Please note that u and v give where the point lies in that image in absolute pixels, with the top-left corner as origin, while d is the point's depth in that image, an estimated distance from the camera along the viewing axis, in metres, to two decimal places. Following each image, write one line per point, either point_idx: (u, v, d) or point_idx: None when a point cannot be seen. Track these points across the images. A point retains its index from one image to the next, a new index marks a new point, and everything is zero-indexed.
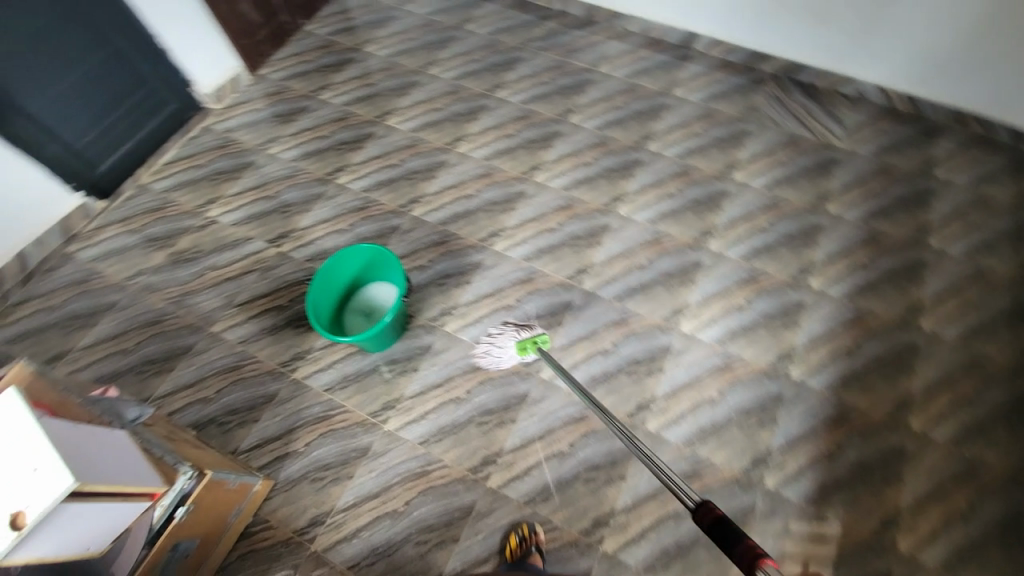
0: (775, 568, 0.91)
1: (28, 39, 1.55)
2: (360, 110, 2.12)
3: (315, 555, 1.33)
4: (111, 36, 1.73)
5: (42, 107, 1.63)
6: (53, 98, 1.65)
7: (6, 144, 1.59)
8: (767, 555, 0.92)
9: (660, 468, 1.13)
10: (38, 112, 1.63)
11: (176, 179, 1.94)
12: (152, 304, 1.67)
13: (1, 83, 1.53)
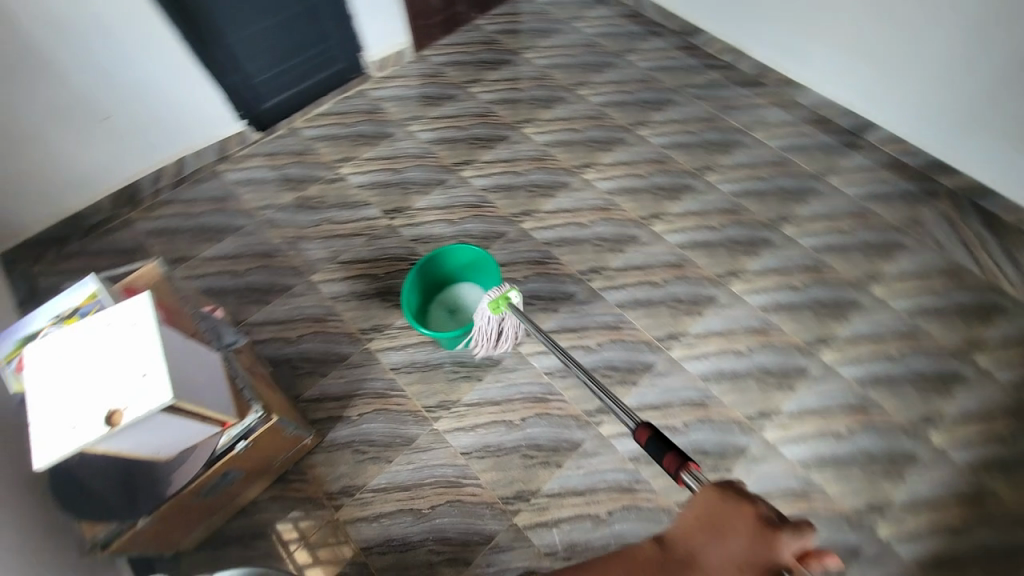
0: (699, 472, 0.97)
1: None
2: (501, 112, 2.16)
3: (334, 524, 1.35)
4: None
5: (238, 41, 1.79)
6: (249, 35, 1.80)
7: (197, 63, 1.76)
8: (693, 461, 0.98)
9: (607, 395, 1.18)
10: (234, 45, 1.79)
11: (323, 131, 2.08)
12: (270, 239, 1.80)
13: (214, 13, 1.69)
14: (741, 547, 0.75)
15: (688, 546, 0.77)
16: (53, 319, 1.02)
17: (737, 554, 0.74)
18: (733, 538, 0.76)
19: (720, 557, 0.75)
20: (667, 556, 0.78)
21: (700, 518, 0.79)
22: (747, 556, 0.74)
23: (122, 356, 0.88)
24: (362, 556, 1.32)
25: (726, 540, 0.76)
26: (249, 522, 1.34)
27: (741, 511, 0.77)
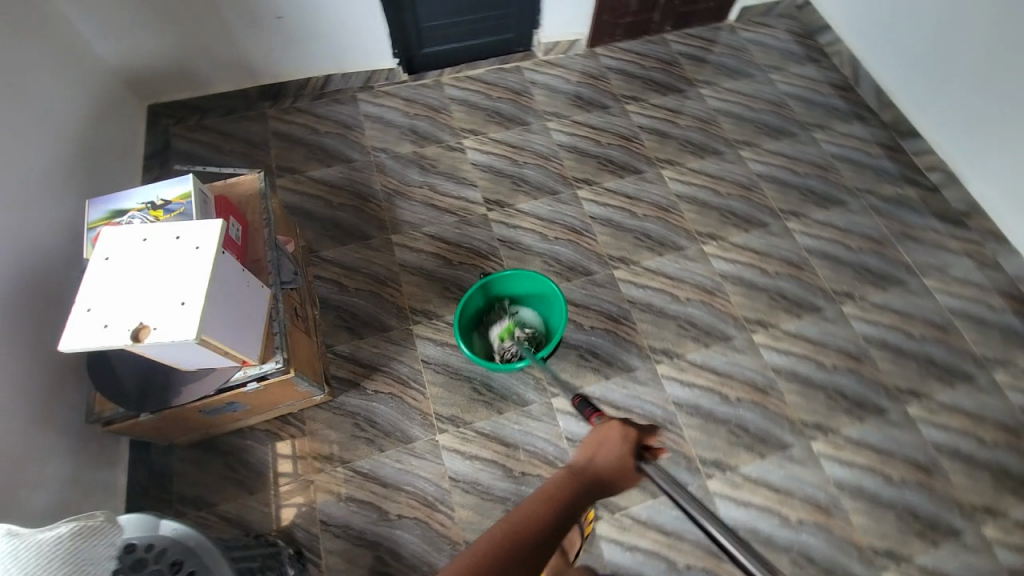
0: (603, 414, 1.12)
1: None
2: (646, 142, 1.96)
3: (307, 484, 1.35)
4: None
5: None
6: None
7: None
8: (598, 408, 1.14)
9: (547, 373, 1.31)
10: None
11: (465, 95, 2.02)
12: (372, 183, 1.80)
13: None
14: (623, 440, 0.87)
15: (590, 462, 0.84)
16: (143, 205, 1.06)
17: (619, 449, 0.86)
18: (615, 447, 0.87)
19: (611, 460, 0.85)
20: (576, 473, 0.82)
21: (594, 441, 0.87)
22: (627, 449, 0.87)
23: (173, 276, 0.89)
24: (318, 528, 1.30)
25: (612, 443, 0.87)
26: (238, 444, 1.38)
27: (617, 425, 0.89)
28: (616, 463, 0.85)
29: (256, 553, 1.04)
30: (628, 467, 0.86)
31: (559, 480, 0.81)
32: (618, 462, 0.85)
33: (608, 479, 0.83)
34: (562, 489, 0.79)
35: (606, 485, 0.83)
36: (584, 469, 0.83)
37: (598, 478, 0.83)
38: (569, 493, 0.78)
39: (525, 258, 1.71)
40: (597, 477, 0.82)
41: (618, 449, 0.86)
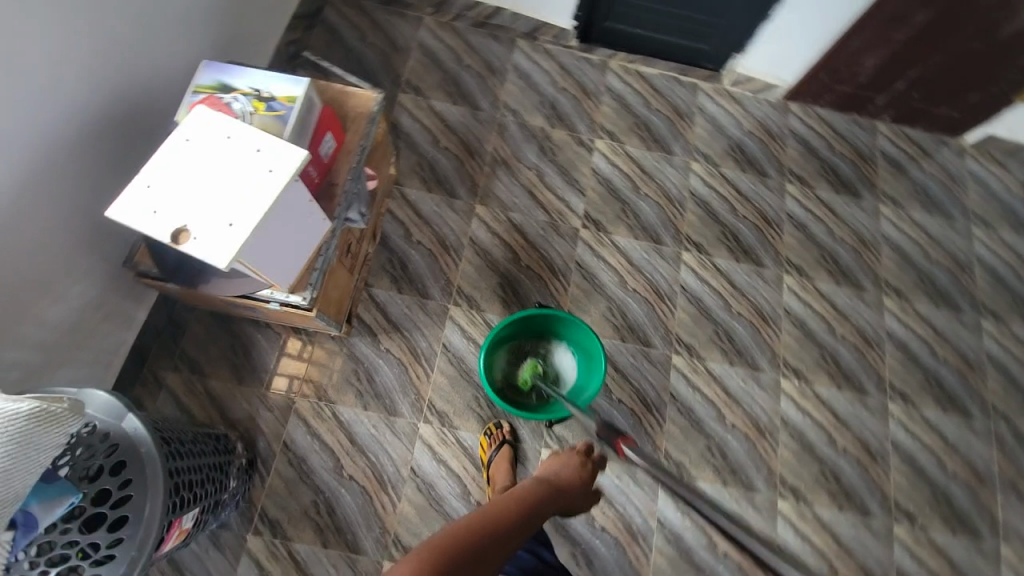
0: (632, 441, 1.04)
1: None
2: (786, 234, 1.69)
3: (287, 404, 1.36)
4: None
5: None
6: None
7: None
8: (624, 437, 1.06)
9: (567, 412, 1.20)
10: None
11: (625, 92, 1.79)
12: (485, 142, 1.67)
13: None
14: (582, 462, 1.01)
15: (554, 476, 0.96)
16: (250, 91, 1.01)
17: (575, 467, 1.00)
18: (572, 467, 1.00)
19: (569, 476, 0.98)
20: (545, 484, 0.93)
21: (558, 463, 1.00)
22: (582, 469, 1.01)
23: (234, 194, 0.84)
24: (278, 448, 1.33)
25: (570, 463, 1.00)
26: (248, 334, 1.40)
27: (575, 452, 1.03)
28: (576, 480, 0.98)
29: (205, 464, 1.02)
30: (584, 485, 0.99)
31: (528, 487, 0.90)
32: (577, 482, 0.98)
33: (565, 491, 0.95)
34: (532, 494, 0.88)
35: (565, 501, 0.95)
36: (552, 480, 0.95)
37: (562, 489, 0.94)
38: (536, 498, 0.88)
39: (593, 294, 1.55)
40: (559, 488, 0.94)
41: (578, 466, 1.00)
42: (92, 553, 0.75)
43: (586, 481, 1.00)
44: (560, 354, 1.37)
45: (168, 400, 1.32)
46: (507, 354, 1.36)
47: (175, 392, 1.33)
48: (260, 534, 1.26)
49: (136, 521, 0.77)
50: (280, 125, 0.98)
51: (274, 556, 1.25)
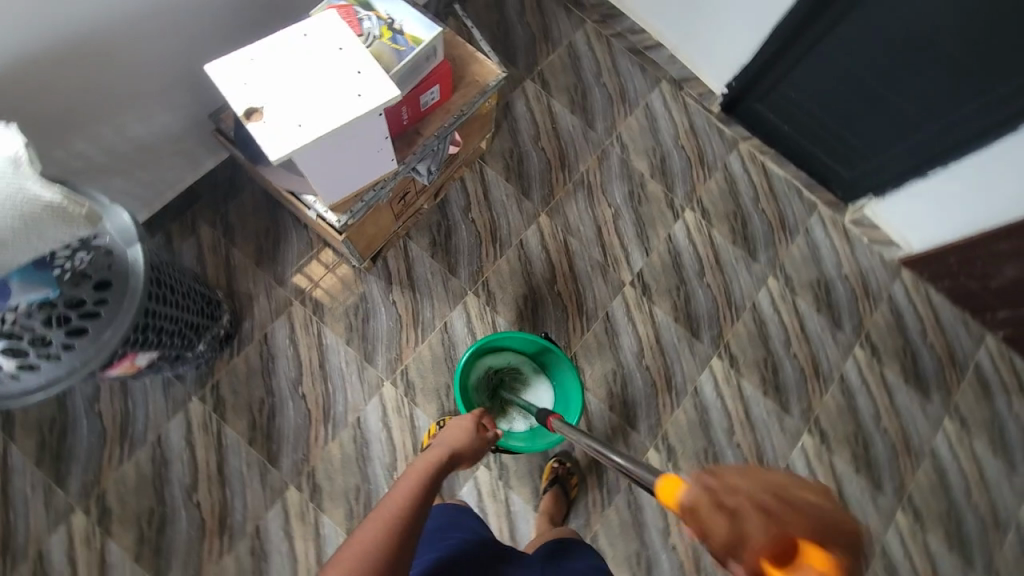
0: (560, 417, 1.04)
1: (894, 51, 1.30)
2: (828, 394, 1.56)
3: (286, 302, 1.40)
4: (922, 125, 1.40)
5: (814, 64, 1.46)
6: (827, 71, 1.45)
7: (764, 34, 1.48)
8: (554, 414, 1.06)
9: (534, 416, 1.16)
10: (807, 63, 1.47)
11: (740, 179, 1.70)
12: (582, 160, 1.64)
13: (841, 32, 1.35)
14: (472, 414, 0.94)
15: (448, 444, 0.85)
16: (385, 17, 1.03)
17: (464, 423, 0.91)
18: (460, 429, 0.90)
19: (464, 439, 0.88)
20: (442, 456, 0.81)
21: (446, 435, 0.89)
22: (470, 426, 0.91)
23: (317, 102, 0.86)
24: (258, 336, 1.37)
25: (456, 428, 0.90)
26: (287, 226, 1.45)
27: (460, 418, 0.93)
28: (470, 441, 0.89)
29: (183, 319, 1.07)
30: (481, 442, 0.90)
31: (421, 463, 0.78)
32: (473, 443, 0.88)
33: (463, 455, 0.86)
34: (430, 471, 0.76)
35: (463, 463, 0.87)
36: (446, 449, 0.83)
37: (457, 456, 0.84)
38: (433, 472, 0.76)
39: (606, 350, 1.49)
40: (457, 453, 0.85)
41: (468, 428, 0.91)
42: (44, 345, 0.79)
43: (480, 436, 0.91)
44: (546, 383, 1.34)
45: (193, 247, 1.39)
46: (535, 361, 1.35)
47: (202, 244, 1.40)
48: (204, 401, 1.31)
49: (93, 338, 0.81)
50: (394, 59, 1.00)
51: (205, 426, 1.29)
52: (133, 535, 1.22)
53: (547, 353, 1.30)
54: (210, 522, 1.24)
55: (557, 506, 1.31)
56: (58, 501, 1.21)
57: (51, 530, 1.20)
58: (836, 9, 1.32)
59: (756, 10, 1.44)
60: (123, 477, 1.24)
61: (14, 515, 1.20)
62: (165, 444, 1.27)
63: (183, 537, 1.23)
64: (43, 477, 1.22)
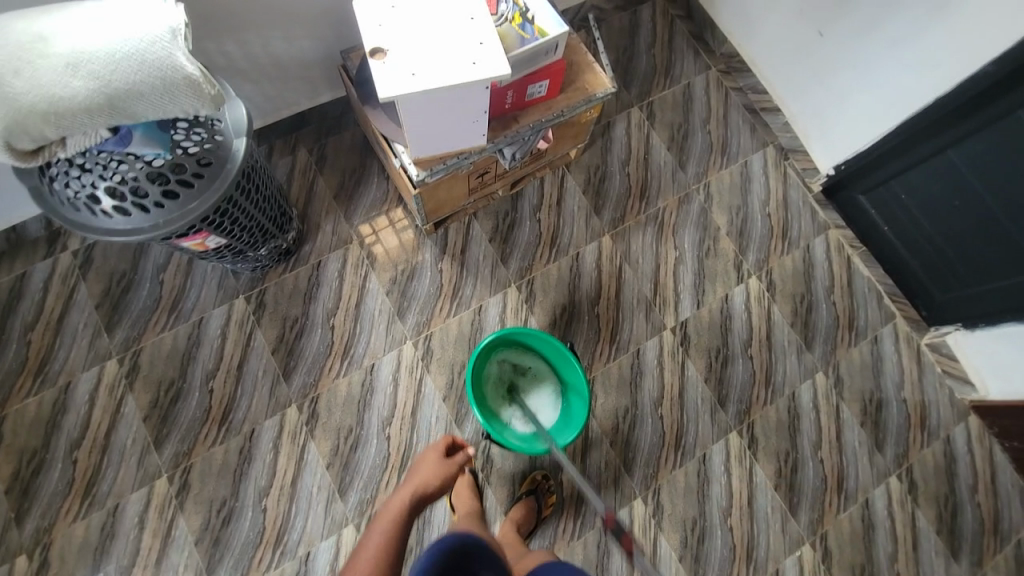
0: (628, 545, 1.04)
1: None
2: (845, 513, 1.44)
3: (346, 239, 1.48)
4: None
5: (934, 171, 1.37)
6: (947, 181, 1.36)
7: (889, 126, 1.41)
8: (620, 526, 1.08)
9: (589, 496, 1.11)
10: (926, 168, 1.38)
11: (818, 265, 1.62)
12: (663, 196, 1.62)
13: (975, 146, 1.27)
14: (442, 445, 1.11)
15: (421, 483, 1.03)
16: (520, 4, 1.09)
17: (434, 459, 1.08)
18: (430, 464, 1.07)
19: (433, 473, 1.05)
20: (414, 493, 1.01)
21: (423, 470, 1.06)
22: (441, 459, 1.08)
23: (431, 58, 0.92)
24: (312, 261, 1.46)
25: (429, 464, 1.07)
26: (371, 172, 1.53)
27: (431, 454, 1.09)
28: (443, 471, 1.06)
29: (255, 220, 1.16)
30: (454, 470, 1.07)
31: (396, 505, 0.97)
32: (446, 475, 1.05)
33: (435, 487, 1.03)
34: (400, 512, 0.95)
35: (441, 492, 1.06)
36: (417, 487, 1.02)
37: (430, 488, 1.02)
38: (404, 513, 0.95)
39: (626, 385, 1.46)
40: (432, 488, 1.03)
41: (440, 462, 1.08)
42: (139, 196, 0.89)
43: (451, 465, 1.07)
44: (545, 409, 1.33)
45: (286, 165, 1.51)
46: (557, 391, 1.34)
47: (295, 164, 1.51)
48: (247, 302, 1.41)
49: (181, 204, 0.91)
50: (516, 44, 1.05)
51: (240, 324, 1.39)
52: (149, 397, 1.32)
53: (575, 396, 1.30)
54: (215, 411, 1.33)
55: (527, 514, 1.28)
56: (101, 344, 1.34)
57: (86, 367, 1.33)
58: (977, 119, 1.24)
59: (889, 100, 1.39)
60: (159, 343, 1.36)
61: (63, 342, 1.34)
62: (203, 327, 1.38)
63: (188, 415, 1.32)
64: (97, 320, 1.36)
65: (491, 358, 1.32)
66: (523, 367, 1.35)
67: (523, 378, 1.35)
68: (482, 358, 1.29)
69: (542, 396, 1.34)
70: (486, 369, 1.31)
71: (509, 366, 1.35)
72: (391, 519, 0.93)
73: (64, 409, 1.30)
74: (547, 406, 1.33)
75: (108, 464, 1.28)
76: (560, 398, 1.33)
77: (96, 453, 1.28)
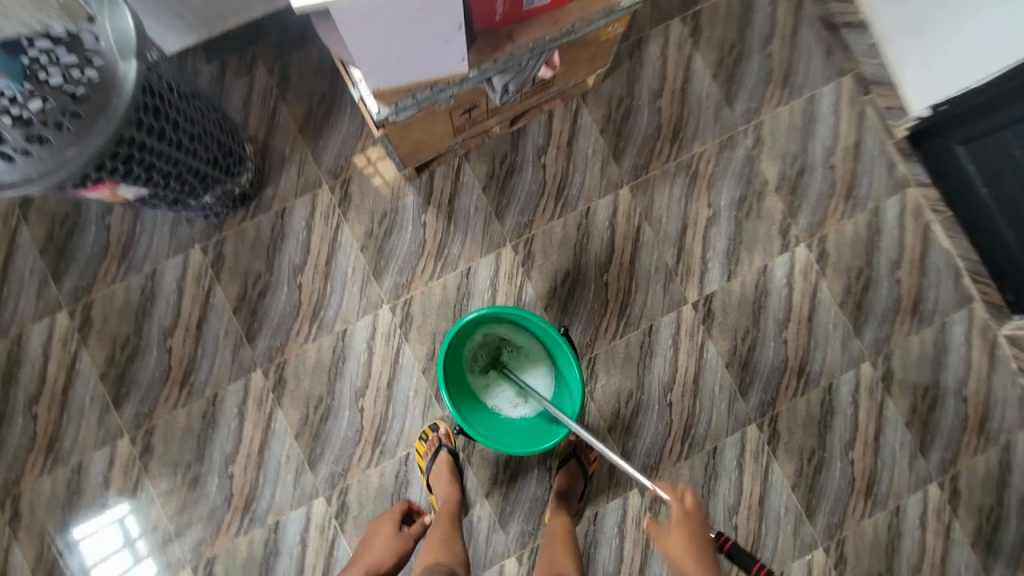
0: None
1: None
2: (870, 519, 1.27)
3: (315, 182, 1.26)
4: None
5: None
6: None
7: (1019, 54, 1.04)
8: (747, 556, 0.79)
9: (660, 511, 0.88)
10: None
11: (886, 232, 1.32)
12: (701, 139, 1.31)
13: None
14: (396, 517, 1.12)
15: (372, 559, 1.03)
16: None
17: (386, 531, 1.09)
18: (383, 537, 1.08)
19: (385, 546, 1.06)
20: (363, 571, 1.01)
21: (376, 544, 1.07)
22: (394, 532, 1.09)
23: None
24: (276, 208, 1.26)
25: (383, 537, 1.08)
26: (343, 100, 1.27)
27: (385, 528, 1.10)
28: (396, 545, 1.06)
29: (183, 163, 0.95)
30: (406, 544, 1.07)
31: None
32: (399, 549, 1.06)
33: (385, 564, 1.02)
34: None
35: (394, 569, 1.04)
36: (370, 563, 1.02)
37: (381, 565, 1.02)
38: None
39: (632, 366, 1.27)
40: (381, 564, 1.02)
41: (393, 535, 1.08)
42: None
43: (405, 539, 1.08)
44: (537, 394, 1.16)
45: (244, 89, 1.26)
46: (550, 380, 1.15)
47: (254, 88, 1.26)
48: (205, 253, 1.24)
49: (53, 150, 0.71)
50: None
51: (197, 278, 1.24)
52: (104, 353, 1.22)
53: (568, 393, 1.11)
54: (175, 372, 1.22)
55: (572, 482, 1.19)
56: (50, 294, 1.22)
57: (37, 319, 1.22)
58: None
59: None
60: (111, 296, 1.23)
61: (10, 290, 1.22)
62: (157, 279, 1.23)
63: (146, 375, 1.22)
64: (43, 267, 1.23)
65: (475, 336, 1.15)
66: (515, 345, 1.17)
67: (514, 357, 1.18)
68: (461, 339, 1.12)
69: (533, 380, 1.16)
70: (469, 347, 1.15)
71: (499, 344, 1.17)
72: None
73: (17, 362, 1.21)
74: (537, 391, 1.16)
75: (68, 422, 1.21)
76: (553, 387, 1.15)
77: (54, 409, 1.21)
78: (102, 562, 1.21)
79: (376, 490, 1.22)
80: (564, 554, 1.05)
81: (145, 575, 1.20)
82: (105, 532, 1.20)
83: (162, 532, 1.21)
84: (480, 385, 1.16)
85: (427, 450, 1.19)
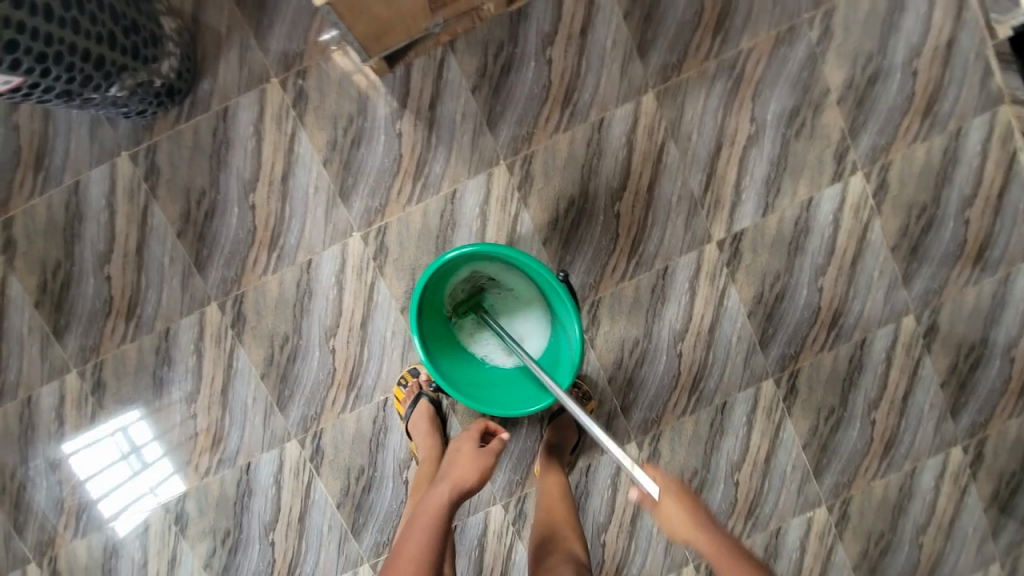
0: None
1: None
2: (882, 480, 1.19)
3: (262, 76, 1.01)
4: None
5: None
6: None
7: None
8: None
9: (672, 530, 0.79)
10: None
11: (964, 161, 1.08)
12: (751, 32, 1.03)
13: None
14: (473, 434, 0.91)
15: (457, 475, 0.81)
16: None
17: (468, 446, 0.87)
18: (466, 452, 0.86)
19: (468, 463, 0.83)
20: (447, 489, 0.79)
21: (459, 457, 0.85)
22: (476, 449, 0.87)
23: None
24: (215, 109, 1.02)
25: (466, 453, 0.86)
26: None
27: (467, 443, 0.88)
28: (480, 461, 0.84)
29: (59, 40, 0.73)
30: (492, 460, 0.85)
31: (430, 502, 0.78)
32: (482, 467, 0.83)
33: (469, 483, 0.81)
34: (436, 511, 0.76)
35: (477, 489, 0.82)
36: (455, 480, 0.80)
37: (469, 484, 0.80)
38: (436, 511, 0.76)
39: (641, 312, 1.11)
40: (466, 484, 0.80)
41: (476, 451, 0.86)
42: None
43: (489, 454, 0.85)
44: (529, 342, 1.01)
45: None
46: (544, 326, 1.00)
47: None
48: (136, 163, 1.03)
49: None
50: None
51: (130, 194, 1.04)
52: (34, 279, 1.06)
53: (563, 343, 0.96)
54: (118, 304, 1.07)
55: (570, 435, 1.10)
56: None
57: None
58: None
59: None
60: (32, 213, 1.04)
61: None
62: (83, 195, 1.03)
63: (86, 306, 1.07)
64: None
65: (455, 276, 0.97)
66: (503, 286, 1.00)
67: (501, 300, 1.01)
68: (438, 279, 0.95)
69: (523, 326, 1.01)
70: (448, 288, 0.98)
71: (484, 285, 1.00)
72: (429, 516, 0.76)
73: None
74: (529, 339, 1.01)
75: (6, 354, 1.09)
76: (547, 334, 1.00)
77: None
78: (97, 475, 1.13)
79: (352, 434, 1.13)
80: (560, 510, 0.97)
81: (150, 480, 1.13)
82: (64, 468, 1.12)
83: (126, 469, 1.13)
84: (462, 330, 1.01)
85: (406, 396, 1.08)
